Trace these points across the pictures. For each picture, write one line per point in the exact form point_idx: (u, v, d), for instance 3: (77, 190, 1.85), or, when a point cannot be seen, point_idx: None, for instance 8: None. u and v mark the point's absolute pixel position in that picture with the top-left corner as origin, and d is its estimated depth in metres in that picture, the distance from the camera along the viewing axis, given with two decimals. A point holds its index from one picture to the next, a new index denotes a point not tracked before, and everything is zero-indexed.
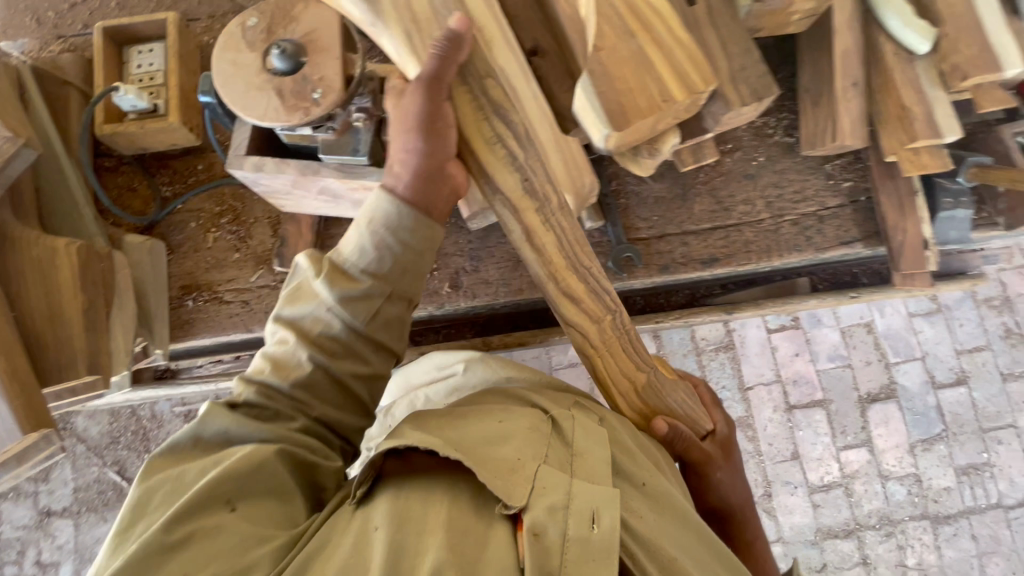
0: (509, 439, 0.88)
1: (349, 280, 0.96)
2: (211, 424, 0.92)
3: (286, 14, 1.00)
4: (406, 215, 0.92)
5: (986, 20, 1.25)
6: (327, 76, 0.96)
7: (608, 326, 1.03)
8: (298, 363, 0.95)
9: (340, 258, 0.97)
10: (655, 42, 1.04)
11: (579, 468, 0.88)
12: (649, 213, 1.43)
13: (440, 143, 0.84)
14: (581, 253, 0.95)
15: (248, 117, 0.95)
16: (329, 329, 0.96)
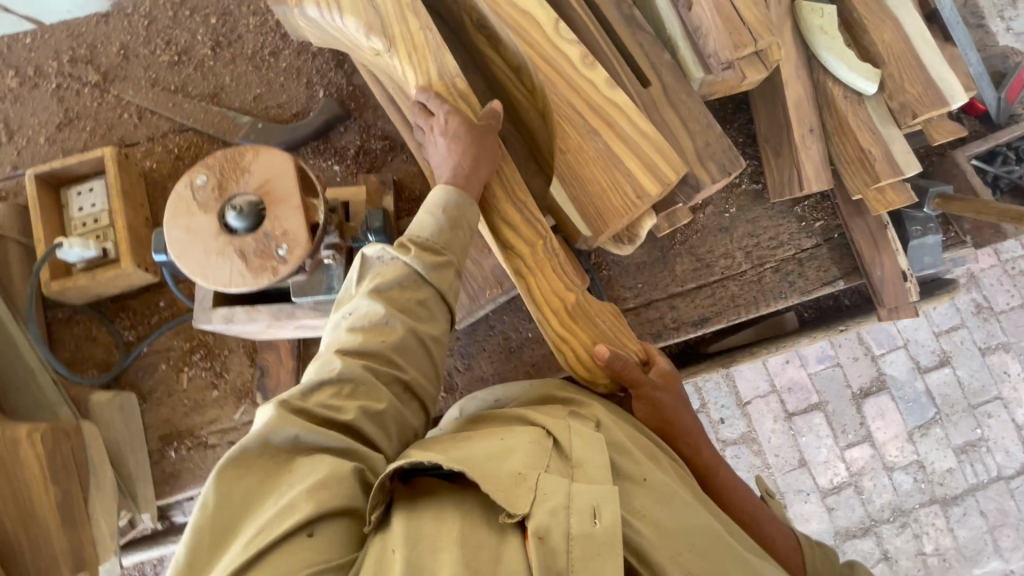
0: (511, 451, 0.81)
1: (434, 254, 0.97)
2: (280, 433, 0.82)
3: (236, 166, 0.95)
4: (463, 202, 0.98)
5: (924, 57, 1.29)
6: (290, 229, 0.92)
7: (541, 248, 1.03)
8: (390, 329, 0.93)
9: (419, 237, 0.98)
10: (620, 138, 1.03)
11: (580, 466, 0.81)
12: (634, 281, 1.42)
13: (485, 147, 0.98)
14: (523, 197, 1.03)
15: (212, 286, 0.90)
16: (416, 309, 0.95)
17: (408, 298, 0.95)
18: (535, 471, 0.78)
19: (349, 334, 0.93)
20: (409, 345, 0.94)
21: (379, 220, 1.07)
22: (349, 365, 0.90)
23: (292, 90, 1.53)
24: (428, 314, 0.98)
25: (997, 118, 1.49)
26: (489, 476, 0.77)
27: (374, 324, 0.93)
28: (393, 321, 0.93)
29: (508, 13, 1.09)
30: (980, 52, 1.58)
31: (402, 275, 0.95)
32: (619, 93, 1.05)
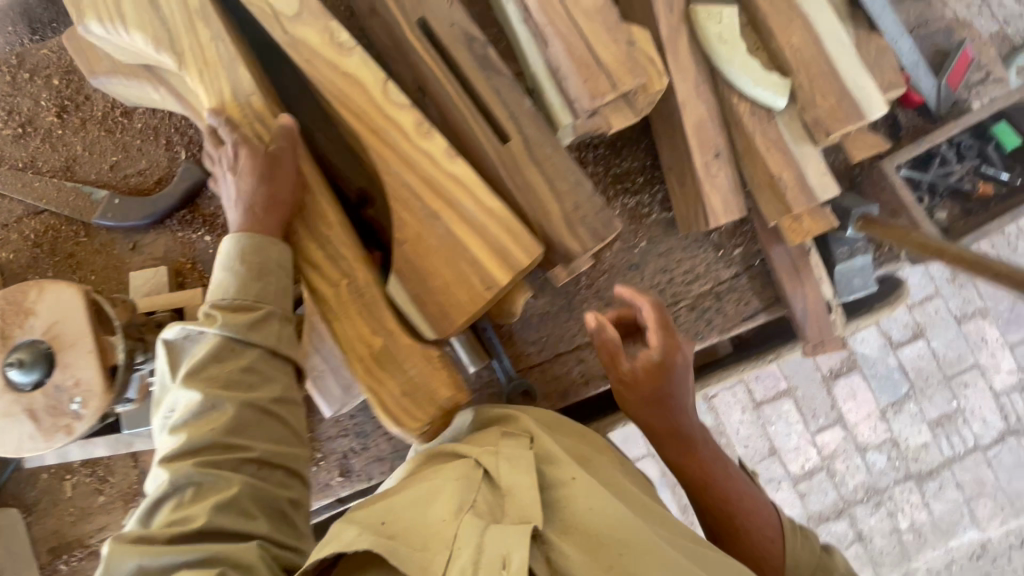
0: (435, 497, 0.79)
1: (242, 314, 0.86)
2: (119, 564, 0.72)
3: (19, 307, 0.84)
4: (266, 242, 0.88)
5: (838, 62, 1.11)
6: (83, 378, 0.81)
7: (344, 286, 0.86)
8: (213, 409, 0.81)
9: (226, 299, 0.86)
10: (465, 220, 0.90)
11: (505, 509, 0.78)
12: (537, 333, 1.30)
13: (277, 178, 0.89)
14: (331, 229, 0.88)
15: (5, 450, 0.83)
16: (236, 369, 0.84)
17: (227, 366, 0.83)
18: (454, 521, 0.75)
19: (171, 436, 0.81)
20: (243, 419, 0.82)
21: None
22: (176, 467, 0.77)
23: (151, 153, 1.38)
24: (261, 379, 0.86)
25: (936, 108, 1.30)
26: (402, 536, 0.75)
27: (196, 413, 0.81)
28: (209, 395, 0.81)
29: (329, 77, 0.93)
30: (921, 28, 1.38)
31: (213, 345, 0.84)
32: (459, 165, 0.90)
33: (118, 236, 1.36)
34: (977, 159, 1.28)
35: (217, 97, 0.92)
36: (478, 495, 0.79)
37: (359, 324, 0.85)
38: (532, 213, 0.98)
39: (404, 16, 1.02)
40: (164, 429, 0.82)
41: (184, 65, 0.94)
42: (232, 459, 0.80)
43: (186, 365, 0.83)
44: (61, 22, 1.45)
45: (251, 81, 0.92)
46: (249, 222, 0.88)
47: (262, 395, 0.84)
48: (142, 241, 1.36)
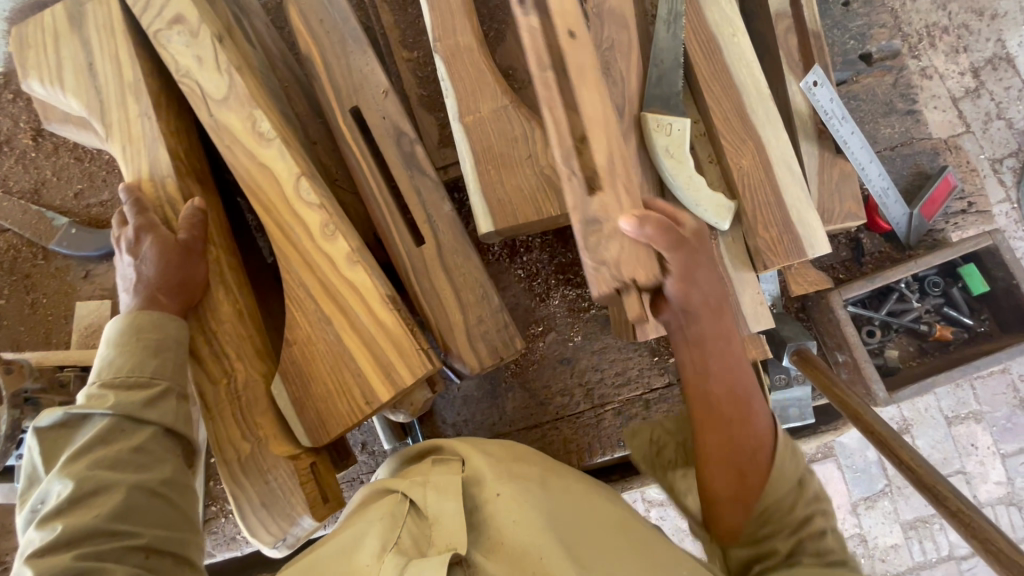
0: (365, 539, 0.73)
1: (133, 391, 0.77)
2: None
3: None
4: (161, 321, 0.82)
5: (782, 191, 1.07)
6: None
7: (225, 383, 0.86)
8: (87, 499, 0.69)
9: (115, 378, 0.77)
10: (354, 329, 0.89)
11: (431, 541, 0.72)
12: (457, 415, 1.29)
13: (182, 257, 0.86)
14: (229, 321, 0.89)
15: None
16: (119, 454, 0.73)
17: (115, 447, 0.73)
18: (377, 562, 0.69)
19: (39, 532, 0.67)
20: (135, 504, 0.71)
21: None
22: (50, 566, 0.64)
23: (115, 185, 1.42)
24: (153, 460, 0.75)
25: (904, 237, 1.22)
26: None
27: (78, 500, 0.69)
28: (94, 476, 0.70)
29: (247, 167, 0.94)
30: (903, 147, 1.31)
31: (100, 426, 0.74)
32: (358, 271, 0.90)
33: (73, 262, 1.41)
34: (942, 299, 1.20)
35: (130, 167, 0.95)
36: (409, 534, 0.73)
37: (230, 426, 0.85)
38: (433, 322, 0.97)
39: (339, 105, 1.03)
40: (28, 529, 0.68)
41: (111, 135, 0.96)
42: (120, 548, 0.68)
43: (65, 453, 0.72)
44: None
45: (171, 161, 0.94)
46: (145, 302, 0.83)
47: (158, 474, 0.74)
48: (94, 270, 1.40)
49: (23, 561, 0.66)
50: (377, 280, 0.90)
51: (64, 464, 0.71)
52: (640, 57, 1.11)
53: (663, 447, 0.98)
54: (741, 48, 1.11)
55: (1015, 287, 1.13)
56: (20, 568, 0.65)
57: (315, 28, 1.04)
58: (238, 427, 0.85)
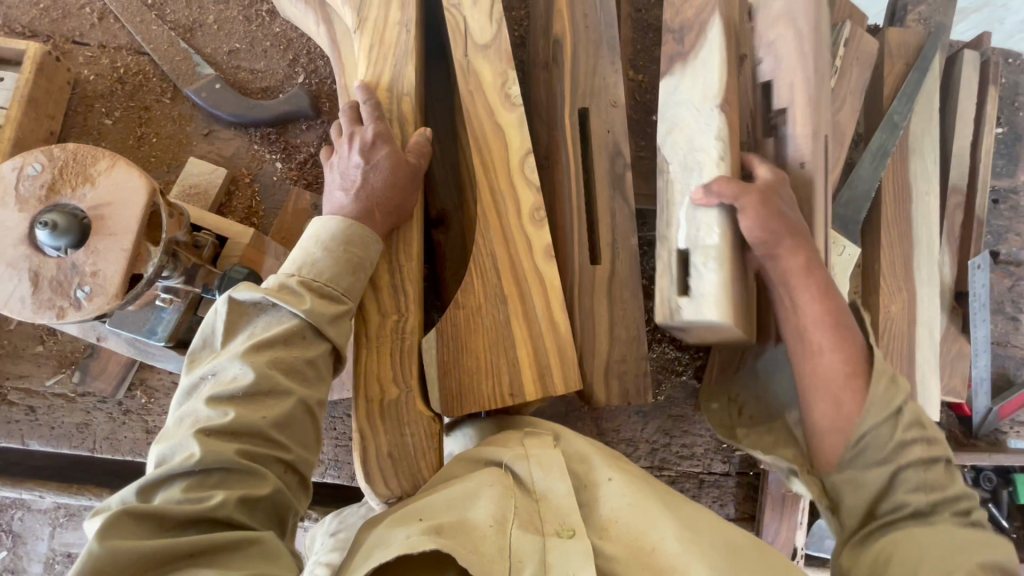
0: (472, 502, 0.70)
1: (324, 300, 0.74)
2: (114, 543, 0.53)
3: (81, 169, 0.79)
4: (368, 236, 0.78)
5: (920, 349, 1.12)
6: (103, 271, 0.76)
7: (389, 321, 0.83)
8: (260, 396, 0.67)
9: (313, 279, 0.74)
10: (526, 319, 0.87)
11: (544, 516, 0.69)
12: None
13: (407, 185, 0.83)
14: (412, 258, 0.85)
15: None
16: (294, 361, 0.70)
17: (294, 352, 0.71)
18: (503, 530, 0.66)
19: (207, 407, 0.65)
20: (295, 418, 0.69)
21: (242, 275, 0.93)
22: (218, 450, 0.62)
23: (273, 60, 1.35)
24: (317, 376, 0.73)
25: (976, 426, 1.30)
26: (452, 532, 0.64)
27: (253, 393, 0.66)
28: (272, 377, 0.67)
29: (481, 120, 0.92)
30: (997, 347, 1.41)
31: (288, 326, 0.71)
32: (551, 266, 0.89)
33: (200, 116, 1.32)
34: (989, 494, 1.29)
35: (370, 70, 0.90)
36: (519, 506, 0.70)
37: (381, 366, 0.81)
38: (583, 343, 0.96)
39: (574, 99, 1.02)
40: (196, 400, 0.66)
41: (361, 30, 0.92)
42: (270, 457, 0.66)
43: (247, 337, 0.70)
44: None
45: (413, 82, 0.91)
46: (354, 213, 0.79)
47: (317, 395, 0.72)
48: (217, 133, 1.32)
49: (187, 431, 0.64)
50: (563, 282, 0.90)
51: (246, 349, 0.68)
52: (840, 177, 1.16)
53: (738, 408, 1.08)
54: (925, 208, 1.18)
55: None
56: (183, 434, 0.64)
57: (579, 20, 1.04)
58: (388, 369, 0.81)
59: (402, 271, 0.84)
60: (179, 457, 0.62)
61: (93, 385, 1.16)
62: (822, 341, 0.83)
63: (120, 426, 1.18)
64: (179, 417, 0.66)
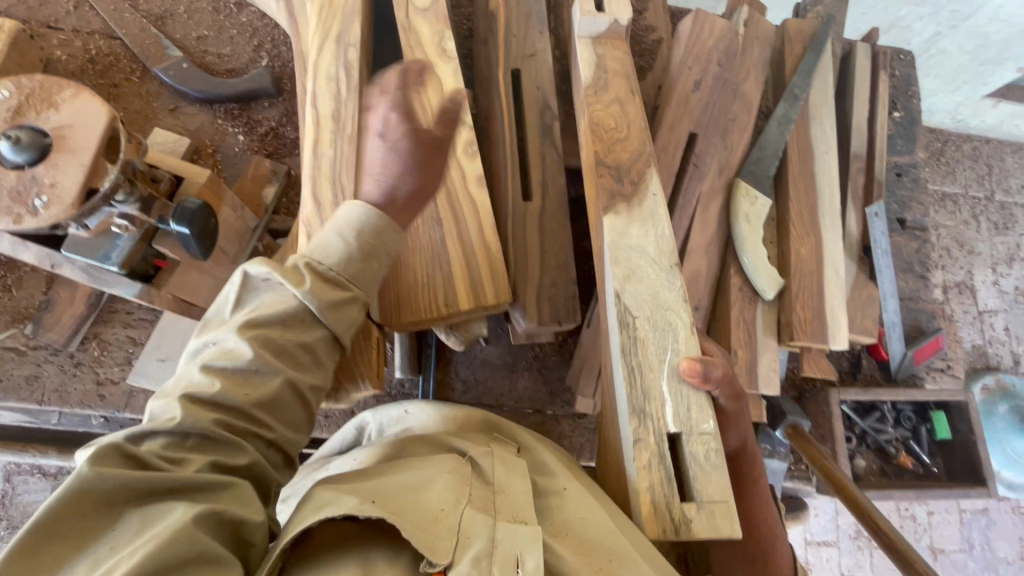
0: (430, 482, 0.69)
1: (330, 286, 0.74)
2: (101, 482, 0.55)
3: (47, 96, 0.87)
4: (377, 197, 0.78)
5: (828, 286, 1.24)
6: (61, 183, 0.83)
7: (330, 235, 0.90)
8: (259, 378, 0.68)
9: (314, 260, 0.75)
10: (460, 241, 0.96)
11: (499, 506, 0.68)
12: (471, 376, 1.33)
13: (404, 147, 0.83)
14: (352, 182, 0.93)
15: None
16: (290, 326, 0.71)
17: (286, 335, 0.70)
18: (456, 511, 0.65)
19: (201, 375, 0.67)
20: (280, 400, 0.70)
21: (195, 205, 0.98)
22: (196, 416, 0.63)
23: (238, 46, 1.46)
24: (310, 362, 0.73)
25: (894, 370, 1.41)
26: (408, 512, 0.63)
27: (242, 372, 0.68)
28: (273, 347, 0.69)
29: None
30: (909, 302, 1.54)
31: (281, 301, 0.71)
32: (482, 193, 0.98)
33: (166, 94, 1.41)
34: (910, 433, 1.39)
35: (320, 25, 1.01)
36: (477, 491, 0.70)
37: None
38: (514, 270, 1.04)
39: (507, 61, 1.15)
40: (191, 364, 0.69)
41: None
42: (253, 433, 0.67)
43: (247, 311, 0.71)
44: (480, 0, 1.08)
45: (358, 35, 1.02)
46: None
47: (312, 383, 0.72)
48: (183, 109, 1.41)
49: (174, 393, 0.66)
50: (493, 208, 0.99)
51: (245, 320, 0.69)
52: (750, 138, 1.30)
53: None
54: (827, 167, 1.32)
55: (972, 442, 1.32)
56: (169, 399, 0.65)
57: None
58: None
59: (341, 191, 0.92)
60: (164, 417, 0.64)
61: (46, 336, 1.19)
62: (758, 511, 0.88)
63: (70, 378, 1.20)
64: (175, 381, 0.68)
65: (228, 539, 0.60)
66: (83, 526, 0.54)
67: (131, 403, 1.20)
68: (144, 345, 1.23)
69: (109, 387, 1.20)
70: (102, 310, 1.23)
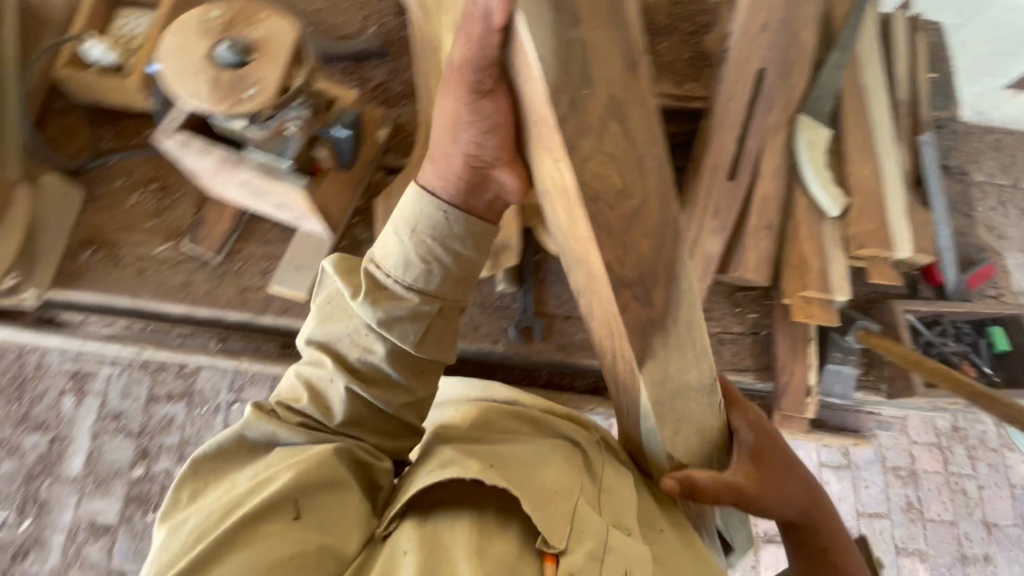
0: (545, 464, 0.90)
1: (392, 269, 0.93)
2: (257, 426, 0.92)
3: (248, 16, 1.06)
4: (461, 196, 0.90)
5: (888, 203, 1.38)
6: (265, 79, 1.01)
7: None
8: (331, 386, 0.92)
9: (377, 264, 0.94)
10: None
11: (607, 507, 0.89)
12: (563, 292, 1.47)
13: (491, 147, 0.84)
14: None
15: (177, 94, 0.99)
16: (369, 353, 0.93)
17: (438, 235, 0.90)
18: (565, 498, 0.85)
19: (295, 380, 0.95)
20: (382, 379, 0.94)
21: (351, 116, 1.20)
22: (261, 422, 0.92)
23: (349, 15, 1.67)
24: (423, 313, 0.93)
25: (951, 293, 1.51)
26: (523, 478, 0.86)
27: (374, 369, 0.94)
28: (426, 211, 0.90)
29: None
30: (959, 237, 1.66)
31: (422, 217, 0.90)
32: None
33: None
34: (970, 347, 1.49)
35: None
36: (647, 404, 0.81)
37: None
38: None
39: None
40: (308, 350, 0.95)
41: None
42: (350, 458, 0.90)
43: (331, 302, 0.97)
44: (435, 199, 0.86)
45: None
46: None
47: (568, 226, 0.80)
48: None
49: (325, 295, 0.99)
50: None
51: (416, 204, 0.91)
52: (808, 79, 1.47)
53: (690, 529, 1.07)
54: (879, 104, 1.48)
55: None
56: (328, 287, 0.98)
57: None
58: None
59: None
60: (309, 360, 0.95)
61: (201, 246, 1.36)
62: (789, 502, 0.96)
63: (219, 285, 1.37)
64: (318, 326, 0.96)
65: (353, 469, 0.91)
66: (236, 452, 0.92)
67: (271, 306, 1.36)
68: (280, 259, 1.39)
69: (252, 293, 1.37)
70: (244, 228, 1.41)
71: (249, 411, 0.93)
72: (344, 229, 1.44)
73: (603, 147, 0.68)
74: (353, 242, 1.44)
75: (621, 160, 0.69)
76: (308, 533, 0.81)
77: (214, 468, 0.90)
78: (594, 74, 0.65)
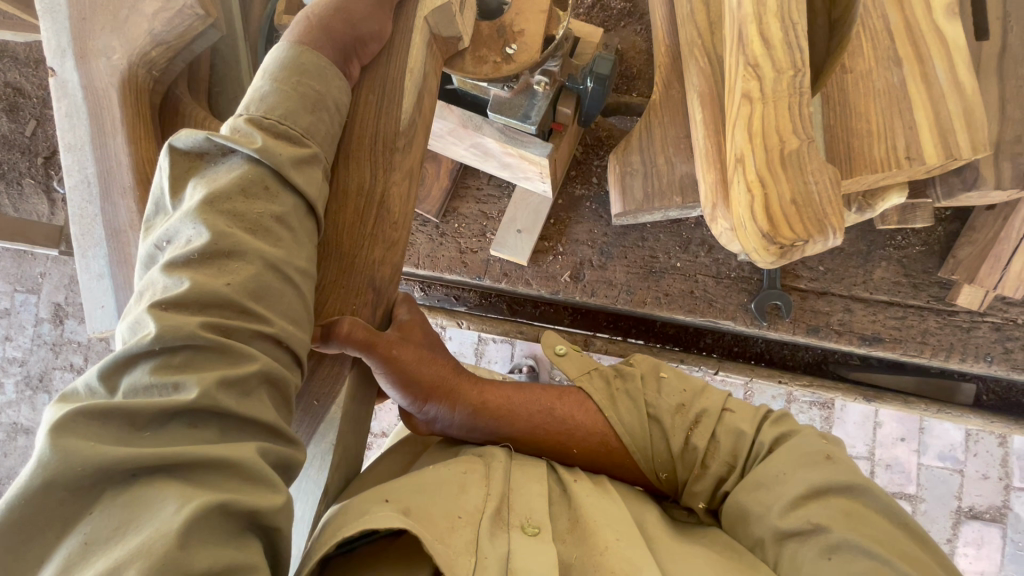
0: (458, 486, 0.75)
1: (221, 177, 0.67)
2: (73, 432, 0.51)
3: None
4: (324, 66, 0.77)
5: None
6: (528, 31, 0.89)
7: (785, 82, 0.80)
8: (147, 324, 0.59)
9: (213, 186, 0.66)
10: (925, 81, 0.94)
11: (512, 509, 0.76)
12: (818, 264, 1.30)
13: (339, 34, 0.79)
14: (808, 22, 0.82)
15: (448, 70, 0.91)
16: (171, 289, 0.61)
17: (255, 207, 0.67)
18: (473, 525, 0.71)
19: (121, 351, 0.58)
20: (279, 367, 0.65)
21: (606, 67, 1.00)
22: (70, 438, 0.51)
23: None
24: (303, 333, 0.70)
25: None
26: (418, 514, 0.69)
27: (161, 364, 0.58)
28: (232, 238, 0.64)
29: None
30: None
31: (246, 174, 0.68)
32: (948, 32, 0.95)
33: None
34: None
35: None
36: (255, 270, 0.65)
37: (778, 99, 0.80)
38: (965, 112, 0.92)
39: None
40: (133, 315, 0.62)
41: None
42: (243, 375, 0.60)
43: (148, 335, 0.58)
44: (354, 41, 0.81)
45: None
46: None
47: (283, 256, 0.67)
48: None
49: (143, 306, 0.62)
50: (958, 48, 0.94)
51: (269, 145, 0.69)
52: None
53: (694, 417, 0.89)
54: None
55: None
56: (191, 204, 0.65)
57: None
58: (791, 100, 0.80)
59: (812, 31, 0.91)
60: (137, 337, 0.59)
61: (421, 207, 1.34)
62: (542, 418, 0.91)
63: (439, 246, 1.36)
64: (145, 240, 0.69)
65: (243, 479, 0.56)
66: (104, 432, 0.53)
67: (490, 270, 1.33)
68: (494, 219, 1.35)
69: (470, 256, 1.35)
70: (460, 185, 1.37)
71: (53, 412, 0.54)
72: (561, 186, 1.33)
73: (290, 315, 0.68)
74: (570, 200, 1.33)
75: (276, 257, 0.67)
76: (220, 547, 0.52)
77: (73, 503, 0.50)
78: (385, 25, 0.83)
